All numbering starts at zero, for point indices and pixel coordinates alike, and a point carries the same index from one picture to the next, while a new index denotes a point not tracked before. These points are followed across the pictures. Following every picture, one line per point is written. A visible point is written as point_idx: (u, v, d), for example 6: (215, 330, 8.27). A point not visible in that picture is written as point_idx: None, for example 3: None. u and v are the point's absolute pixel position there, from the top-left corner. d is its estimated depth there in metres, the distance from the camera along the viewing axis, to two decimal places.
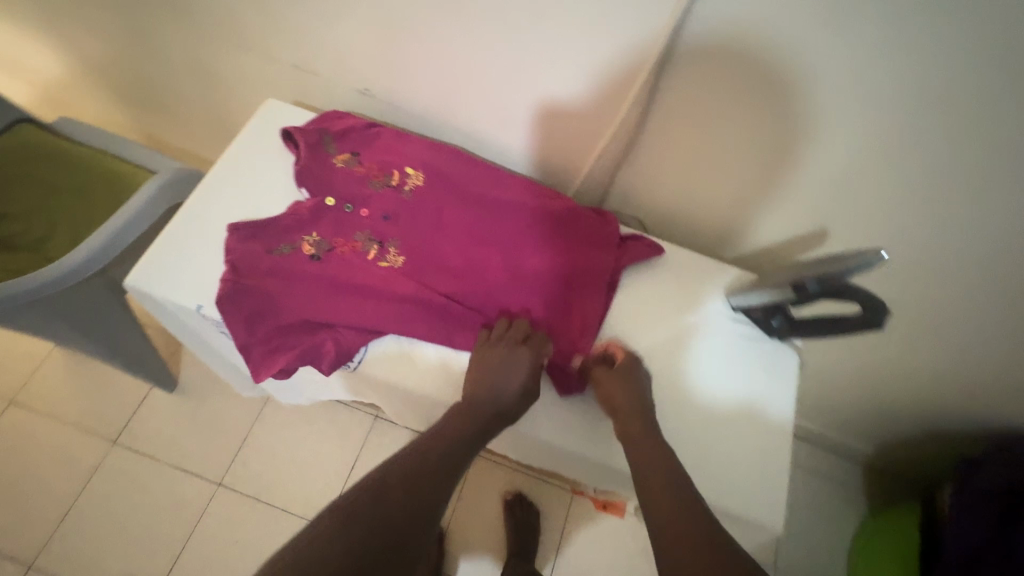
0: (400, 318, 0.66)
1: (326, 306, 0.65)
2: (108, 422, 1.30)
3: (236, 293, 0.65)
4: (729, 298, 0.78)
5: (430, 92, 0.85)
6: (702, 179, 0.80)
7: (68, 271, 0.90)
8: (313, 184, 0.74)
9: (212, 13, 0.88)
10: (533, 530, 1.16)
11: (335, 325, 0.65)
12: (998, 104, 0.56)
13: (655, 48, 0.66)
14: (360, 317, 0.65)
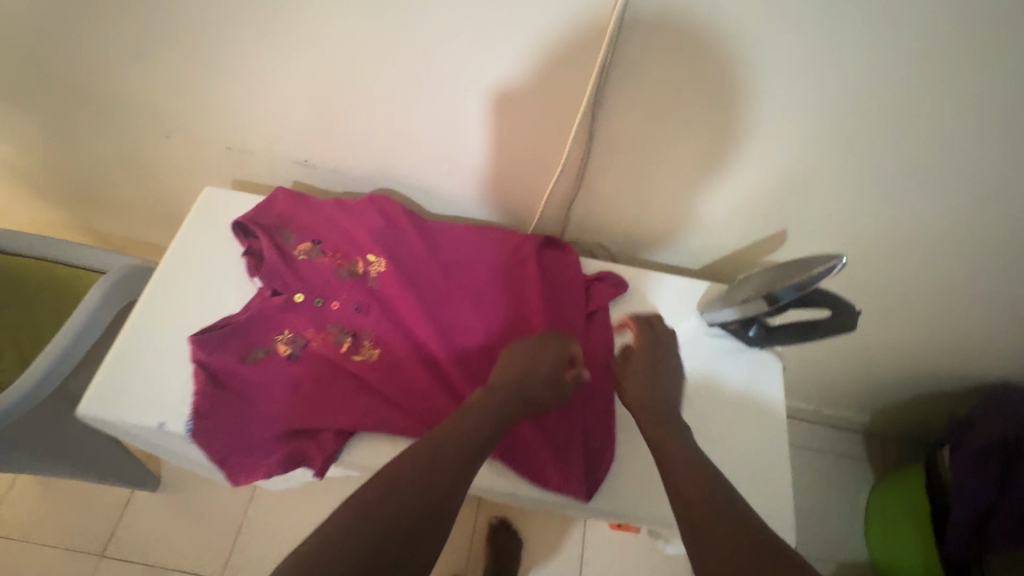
0: (386, 412, 0.63)
1: (307, 412, 0.63)
2: (91, 535, 1.23)
3: (211, 410, 0.62)
4: (703, 314, 0.77)
5: (372, 155, 0.83)
6: (660, 201, 0.81)
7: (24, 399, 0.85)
8: (278, 281, 0.71)
9: (133, 107, 0.84)
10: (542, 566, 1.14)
11: (318, 429, 0.62)
12: (927, 80, 0.58)
13: (591, 78, 0.65)
14: (344, 418, 0.62)
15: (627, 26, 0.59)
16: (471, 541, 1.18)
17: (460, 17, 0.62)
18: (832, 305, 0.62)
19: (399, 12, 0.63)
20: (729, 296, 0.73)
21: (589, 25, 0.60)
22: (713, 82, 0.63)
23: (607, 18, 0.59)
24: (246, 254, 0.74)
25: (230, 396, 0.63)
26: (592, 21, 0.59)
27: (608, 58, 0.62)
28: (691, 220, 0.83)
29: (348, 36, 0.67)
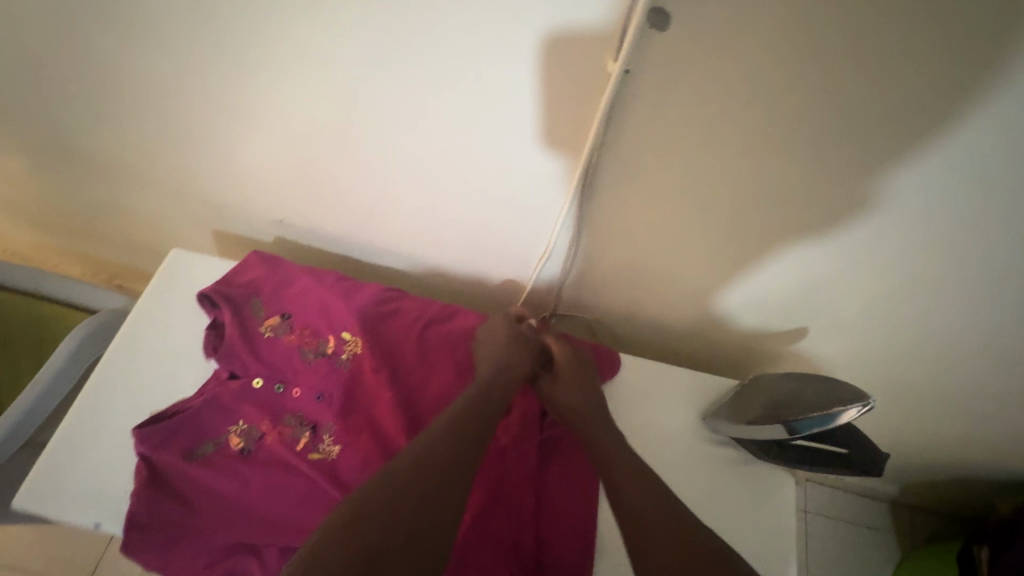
0: None
1: (252, 522, 0.57)
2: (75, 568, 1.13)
3: (147, 515, 0.56)
4: (706, 422, 0.68)
5: (352, 217, 0.77)
6: (662, 280, 0.72)
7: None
8: (237, 363, 0.65)
9: (109, 161, 0.81)
10: None
11: (261, 544, 0.57)
12: (985, 191, 0.48)
13: (578, 164, 0.57)
14: (290, 532, 0.57)
15: (621, 118, 0.51)
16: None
17: (434, 98, 0.56)
18: (859, 445, 0.57)
19: (370, 91, 0.57)
20: (734, 411, 0.64)
21: (576, 113, 0.52)
22: (716, 181, 0.55)
23: (596, 109, 0.51)
24: (209, 326, 0.67)
25: (169, 500, 0.57)
26: (579, 107, 0.52)
27: (596, 151, 0.54)
28: (698, 303, 0.74)
29: (318, 107, 0.61)
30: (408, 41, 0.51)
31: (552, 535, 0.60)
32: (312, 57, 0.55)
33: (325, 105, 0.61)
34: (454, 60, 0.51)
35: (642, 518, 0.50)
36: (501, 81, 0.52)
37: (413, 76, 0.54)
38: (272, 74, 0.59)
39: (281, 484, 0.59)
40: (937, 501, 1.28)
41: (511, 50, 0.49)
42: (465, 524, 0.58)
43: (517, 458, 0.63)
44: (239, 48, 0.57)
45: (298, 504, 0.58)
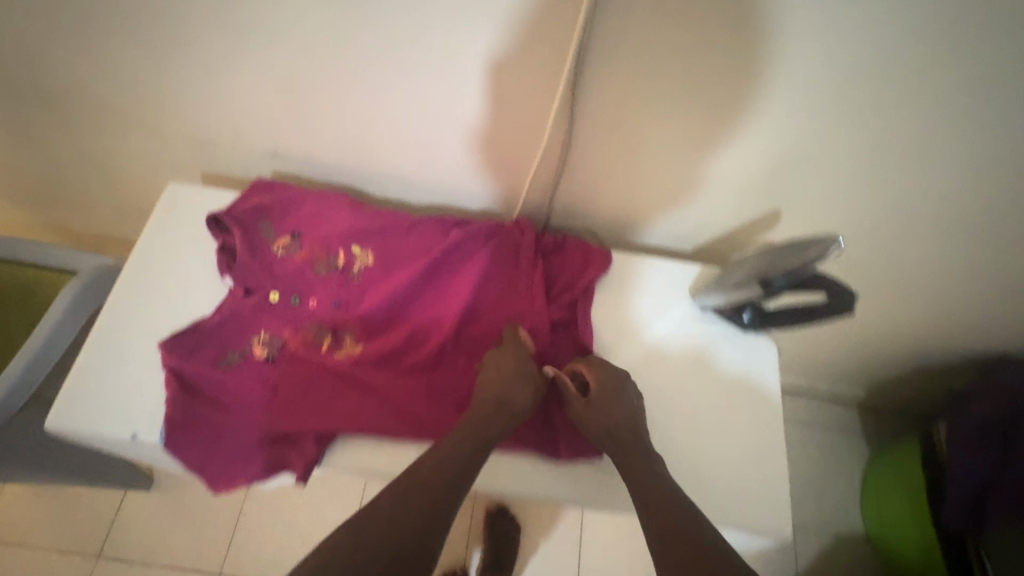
0: (366, 412, 0.61)
1: (287, 417, 0.61)
2: (90, 537, 1.23)
3: (186, 414, 0.59)
4: (696, 299, 0.75)
5: (346, 141, 0.79)
6: (647, 183, 0.77)
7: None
8: (252, 279, 0.67)
9: (91, 100, 0.80)
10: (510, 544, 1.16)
11: (297, 434, 0.60)
12: (926, 46, 0.54)
13: (567, 54, 0.61)
14: (323, 421, 0.60)
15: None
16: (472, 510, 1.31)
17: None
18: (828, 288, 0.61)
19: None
20: (723, 281, 0.71)
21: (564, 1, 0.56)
22: (696, 65, 0.60)
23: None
24: (219, 249, 0.69)
25: (204, 401, 0.60)
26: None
27: (584, 34, 0.59)
28: (683, 203, 0.79)
29: (311, 14, 0.63)
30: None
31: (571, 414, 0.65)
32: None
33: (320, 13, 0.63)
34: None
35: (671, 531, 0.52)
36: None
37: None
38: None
39: (312, 380, 0.63)
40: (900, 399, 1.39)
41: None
42: None
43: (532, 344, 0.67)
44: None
45: (330, 398, 0.62)
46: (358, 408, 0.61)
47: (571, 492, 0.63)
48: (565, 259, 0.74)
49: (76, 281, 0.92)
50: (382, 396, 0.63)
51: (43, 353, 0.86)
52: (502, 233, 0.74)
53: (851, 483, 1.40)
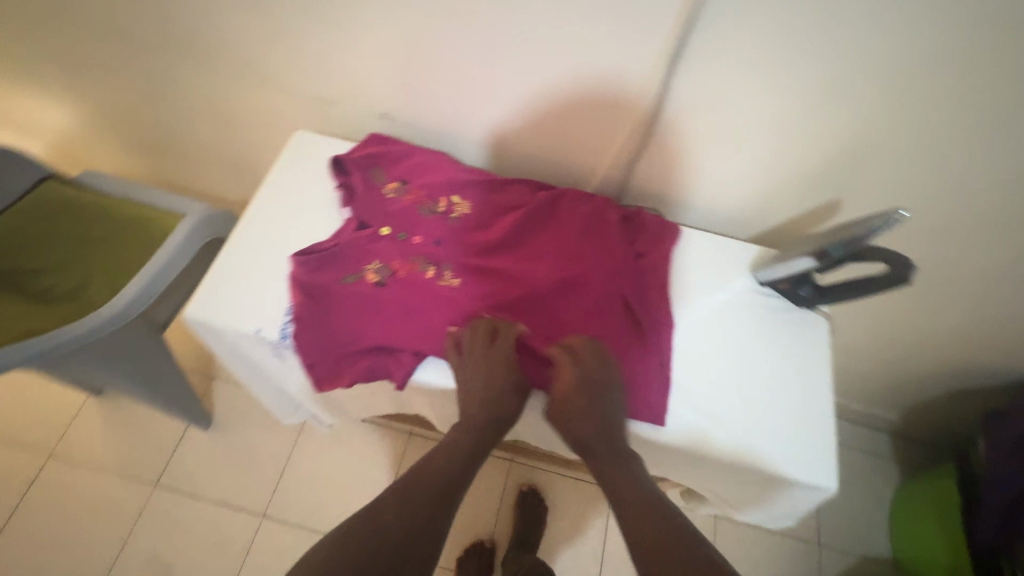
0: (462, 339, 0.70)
1: (395, 334, 0.69)
2: (150, 465, 1.33)
3: (313, 322, 0.70)
4: (756, 274, 0.80)
5: (448, 108, 0.88)
6: (717, 169, 0.83)
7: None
8: (367, 215, 0.77)
9: (231, 55, 0.91)
10: (538, 524, 1.28)
11: (403, 350, 0.69)
12: (1003, 58, 0.59)
13: (666, 43, 0.67)
14: (426, 342, 0.69)
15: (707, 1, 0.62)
16: (505, 482, 1.36)
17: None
18: (887, 259, 0.67)
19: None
20: (783, 256, 0.78)
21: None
22: (782, 65, 0.67)
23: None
24: (339, 187, 0.80)
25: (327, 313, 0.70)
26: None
27: (688, 23, 0.64)
28: (749, 189, 0.86)
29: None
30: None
31: (641, 363, 0.72)
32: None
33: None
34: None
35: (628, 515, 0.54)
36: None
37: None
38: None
39: (416, 304, 0.71)
40: (938, 427, 1.39)
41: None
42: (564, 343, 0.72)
43: (609, 299, 0.74)
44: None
45: (432, 322, 0.70)
46: (456, 333, 0.70)
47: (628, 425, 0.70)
48: (643, 228, 0.82)
49: (192, 216, 1.01)
50: (475, 323, 0.71)
51: (160, 275, 0.94)
52: (585, 199, 0.82)
53: (880, 506, 1.39)
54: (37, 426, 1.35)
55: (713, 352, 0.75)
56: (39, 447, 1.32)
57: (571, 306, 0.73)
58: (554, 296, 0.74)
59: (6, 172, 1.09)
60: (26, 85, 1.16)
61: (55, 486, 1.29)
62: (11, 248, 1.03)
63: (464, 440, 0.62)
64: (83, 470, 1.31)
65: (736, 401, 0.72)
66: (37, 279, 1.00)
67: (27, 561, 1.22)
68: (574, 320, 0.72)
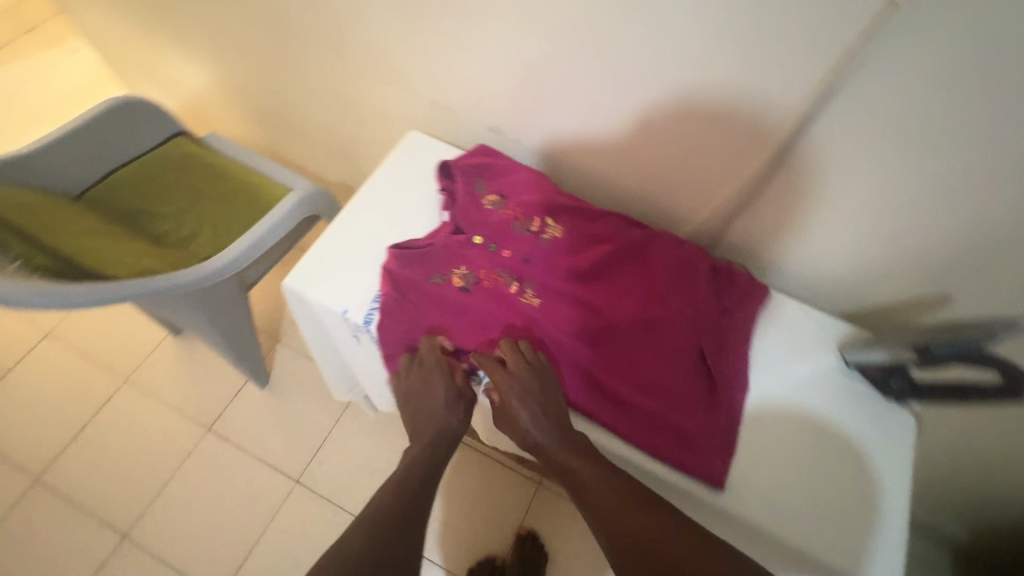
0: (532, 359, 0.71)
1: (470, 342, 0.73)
2: (207, 409, 1.42)
3: (397, 314, 0.74)
4: (843, 353, 0.77)
5: (559, 131, 0.91)
6: (822, 239, 0.81)
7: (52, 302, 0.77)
8: (464, 222, 0.80)
9: (367, 50, 0.98)
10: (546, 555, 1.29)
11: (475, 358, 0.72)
12: None
13: (798, 107, 0.66)
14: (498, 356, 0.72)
15: (853, 77, 0.61)
16: (529, 503, 1.36)
17: (688, 38, 0.67)
18: (1000, 368, 0.61)
19: (633, 25, 0.70)
20: (879, 341, 0.74)
21: (814, 61, 0.62)
22: (919, 153, 0.64)
23: (831, 65, 0.61)
24: (441, 191, 0.84)
25: (411, 308, 0.74)
26: (814, 61, 0.62)
27: (827, 90, 0.63)
28: (851, 267, 0.82)
29: (579, 25, 0.73)
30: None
31: (706, 421, 0.70)
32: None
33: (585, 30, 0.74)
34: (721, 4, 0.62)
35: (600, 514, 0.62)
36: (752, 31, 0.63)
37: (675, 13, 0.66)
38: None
39: (494, 316, 0.73)
40: None
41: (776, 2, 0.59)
42: (630, 384, 0.72)
43: (683, 349, 0.73)
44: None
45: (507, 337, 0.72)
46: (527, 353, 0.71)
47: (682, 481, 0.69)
48: (732, 284, 0.80)
49: (298, 192, 1.07)
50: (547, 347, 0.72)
51: (261, 241, 1.00)
52: (676, 244, 0.81)
53: None
54: (120, 351, 1.47)
55: (780, 425, 0.73)
56: (118, 371, 1.45)
57: (644, 348, 0.73)
58: (630, 337, 0.74)
59: (146, 124, 1.19)
60: (184, 48, 1.30)
61: (124, 409, 1.40)
62: (140, 192, 1.14)
63: (419, 453, 0.73)
64: (150, 400, 1.42)
65: (798, 479, 0.70)
66: (156, 222, 1.11)
67: (87, 472, 1.33)
68: (645, 364, 0.72)
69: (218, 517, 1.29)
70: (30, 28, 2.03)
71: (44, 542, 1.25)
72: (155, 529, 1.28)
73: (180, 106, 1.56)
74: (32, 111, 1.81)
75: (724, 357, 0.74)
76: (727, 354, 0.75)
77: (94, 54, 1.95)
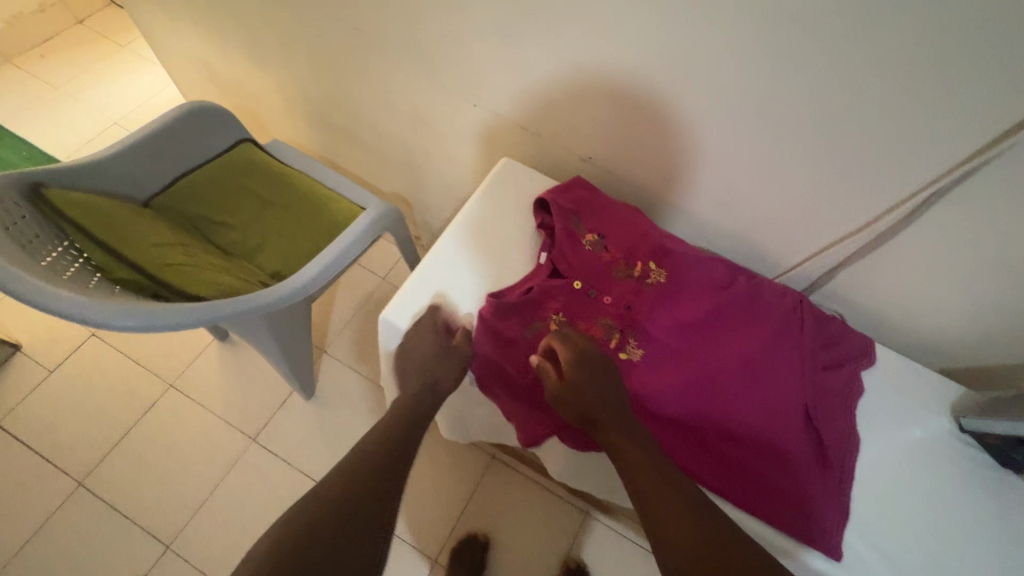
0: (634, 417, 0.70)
1: None
2: (252, 419, 1.40)
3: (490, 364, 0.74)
4: (959, 418, 0.73)
5: (656, 169, 0.88)
6: (934, 293, 0.78)
7: (137, 326, 0.72)
8: (562, 265, 0.78)
9: (456, 73, 0.96)
10: None
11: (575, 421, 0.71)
12: None
13: (950, 169, 0.64)
14: None
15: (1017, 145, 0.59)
16: (576, 533, 1.33)
17: (828, 100, 0.65)
18: None
19: (766, 82, 0.67)
20: (1004, 409, 0.69)
21: (979, 126, 0.59)
22: None
23: (994, 131, 0.59)
24: (539, 228, 0.83)
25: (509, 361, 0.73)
26: (975, 125, 0.59)
27: (981, 159, 0.61)
28: (960, 323, 0.79)
29: (705, 73, 0.70)
30: (841, 45, 0.59)
31: (810, 488, 0.68)
32: (734, 36, 0.65)
33: (708, 82, 0.71)
34: (876, 70, 0.60)
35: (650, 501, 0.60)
36: (906, 98, 0.60)
37: (820, 74, 0.63)
38: (680, 44, 0.69)
39: None
40: None
41: (942, 72, 0.56)
42: (730, 445, 0.70)
43: (788, 409, 0.70)
44: (668, 16, 0.67)
45: None
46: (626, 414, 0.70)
47: (787, 543, 0.67)
48: (840, 343, 0.76)
49: (371, 210, 1.06)
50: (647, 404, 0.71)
51: (336, 260, 0.98)
52: (778, 296, 0.78)
53: None
54: (164, 356, 1.45)
55: (899, 492, 0.70)
56: (162, 376, 1.42)
57: (750, 406, 0.70)
58: (734, 394, 0.71)
59: (214, 130, 1.17)
60: (253, 55, 1.28)
61: (166, 416, 1.38)
62: (207, 199, 1.12)
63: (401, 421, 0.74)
64: (194, 408, 1.39)
65: (926, 553, 0.66)
66: (223, 233, 1.09)
67: (129, 479, 1.30)
68: (751, 424, 0.69)
69: (261, 532, 1.27)
70: (81, 19, 2.01)
71: (86, 549, 1.23)
72: (197, 542, 1.25)
73: (236, 110, 1.54)
74: (82, 105, 1.80)
75: (833, 419, 0.71)
76: (834, 415, 0.72)
77: (145, 50, 1.94)
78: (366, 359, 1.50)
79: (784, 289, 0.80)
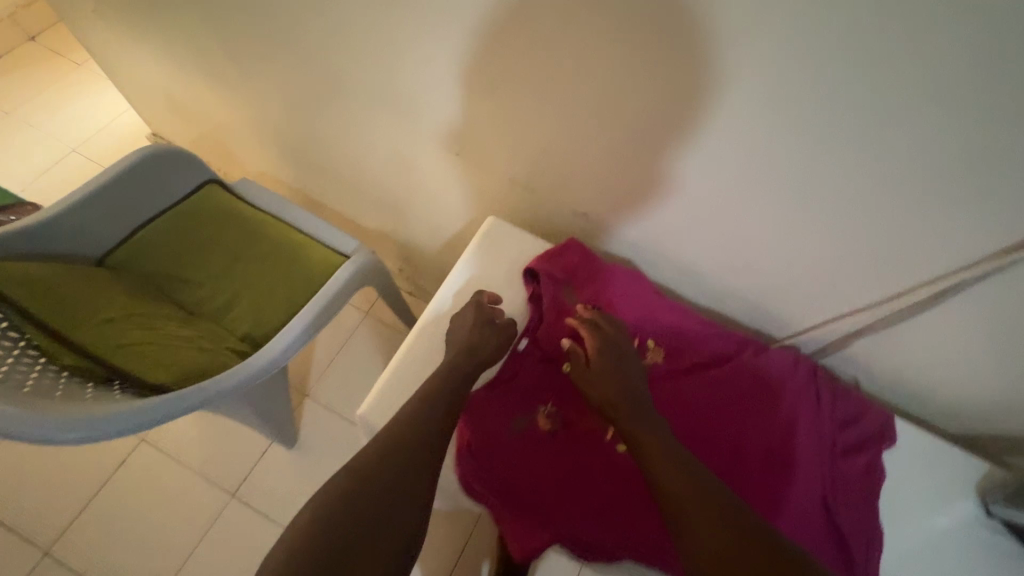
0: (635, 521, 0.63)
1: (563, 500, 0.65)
2: (231, 473, 1.32)
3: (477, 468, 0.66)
4: (987, 503, 0.68)
5: (653, 232, 0.81)
6: (957, 364, 0.73)
7: (84, 439, 0.66)
8: (551, 348, 0.74)
9: (436, 119, 0.88)
10: None
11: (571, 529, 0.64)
12: None
13: (987, 255, 0.58)
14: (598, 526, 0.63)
15: None
16: None
17: (843, 184, 0.59)
18: None
19: (782, 158, 0.60)
20: None
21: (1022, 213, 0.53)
22: None
23: None
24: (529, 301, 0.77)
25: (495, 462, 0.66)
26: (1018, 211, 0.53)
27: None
28: (983, 393, 0.74)
29: (714, 144, 0.63)
30: (865, 131, 0.53)
31: None
32: (743, 116, 0.59)
33: (708, 159, 0.65)
34: (906, 155, 0.53)
35: (679, 486, 0.53)
36: (939, 185, 0.54)
37: (841, 155, 0.57)
38: (684, 116, 0.62)
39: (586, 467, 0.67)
40: None
41: (984, 156, 0.50)
42: (764, 486, 0.65)
43: (808, 489, 0.64)
44: (667, 92, 0.61)
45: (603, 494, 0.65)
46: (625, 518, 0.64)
47: None
48: (856, 421, 0.71)
49: (349, 263, 0.99)
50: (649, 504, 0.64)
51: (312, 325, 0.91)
52: (789, 368, 0.72)
53: None
54: None
55: None
56: None
57: (766, 485, 0.65)
58: (766, 440, 0.67)
59: (174, 175, 1.08)
60: (217, 87, 1.18)
61: (139, 473, 1.30)
62: (171, 253, 1.03)
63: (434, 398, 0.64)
64: (169, 463, 1.31)
65: None
66: (189, 291, 1.00)
67: (99, 545, 1.22)
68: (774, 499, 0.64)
69: None
70: (31, 36, 1.87)
71: None
72: None
73: (202, 140, 1.44)
74: (36, 132, 1.68)
75: (851, 508, 0.66)
76: (852, 503, 0.66)
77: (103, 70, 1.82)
78: (351, 402, 1.42)
79: (795, 359, 0.74)
